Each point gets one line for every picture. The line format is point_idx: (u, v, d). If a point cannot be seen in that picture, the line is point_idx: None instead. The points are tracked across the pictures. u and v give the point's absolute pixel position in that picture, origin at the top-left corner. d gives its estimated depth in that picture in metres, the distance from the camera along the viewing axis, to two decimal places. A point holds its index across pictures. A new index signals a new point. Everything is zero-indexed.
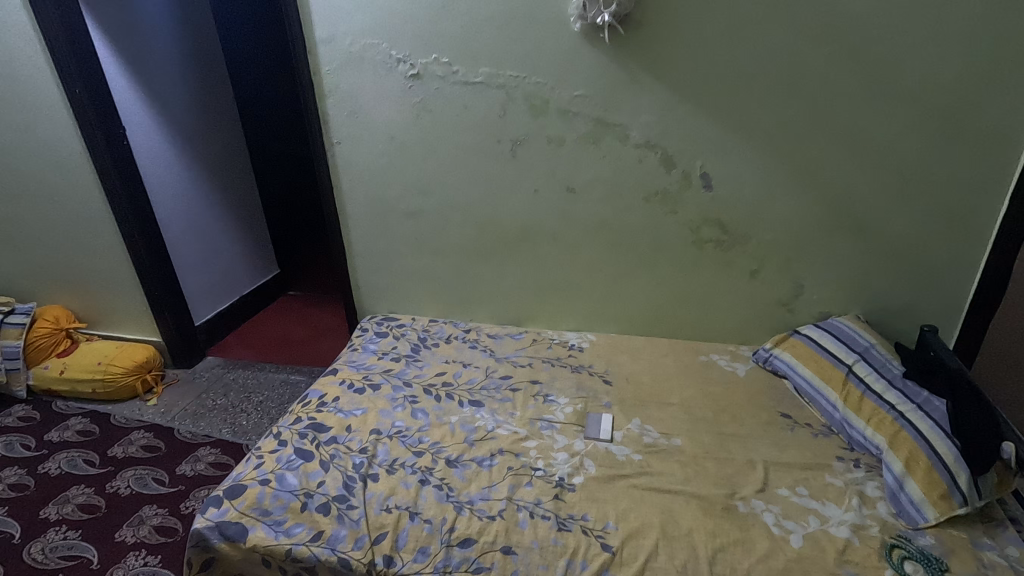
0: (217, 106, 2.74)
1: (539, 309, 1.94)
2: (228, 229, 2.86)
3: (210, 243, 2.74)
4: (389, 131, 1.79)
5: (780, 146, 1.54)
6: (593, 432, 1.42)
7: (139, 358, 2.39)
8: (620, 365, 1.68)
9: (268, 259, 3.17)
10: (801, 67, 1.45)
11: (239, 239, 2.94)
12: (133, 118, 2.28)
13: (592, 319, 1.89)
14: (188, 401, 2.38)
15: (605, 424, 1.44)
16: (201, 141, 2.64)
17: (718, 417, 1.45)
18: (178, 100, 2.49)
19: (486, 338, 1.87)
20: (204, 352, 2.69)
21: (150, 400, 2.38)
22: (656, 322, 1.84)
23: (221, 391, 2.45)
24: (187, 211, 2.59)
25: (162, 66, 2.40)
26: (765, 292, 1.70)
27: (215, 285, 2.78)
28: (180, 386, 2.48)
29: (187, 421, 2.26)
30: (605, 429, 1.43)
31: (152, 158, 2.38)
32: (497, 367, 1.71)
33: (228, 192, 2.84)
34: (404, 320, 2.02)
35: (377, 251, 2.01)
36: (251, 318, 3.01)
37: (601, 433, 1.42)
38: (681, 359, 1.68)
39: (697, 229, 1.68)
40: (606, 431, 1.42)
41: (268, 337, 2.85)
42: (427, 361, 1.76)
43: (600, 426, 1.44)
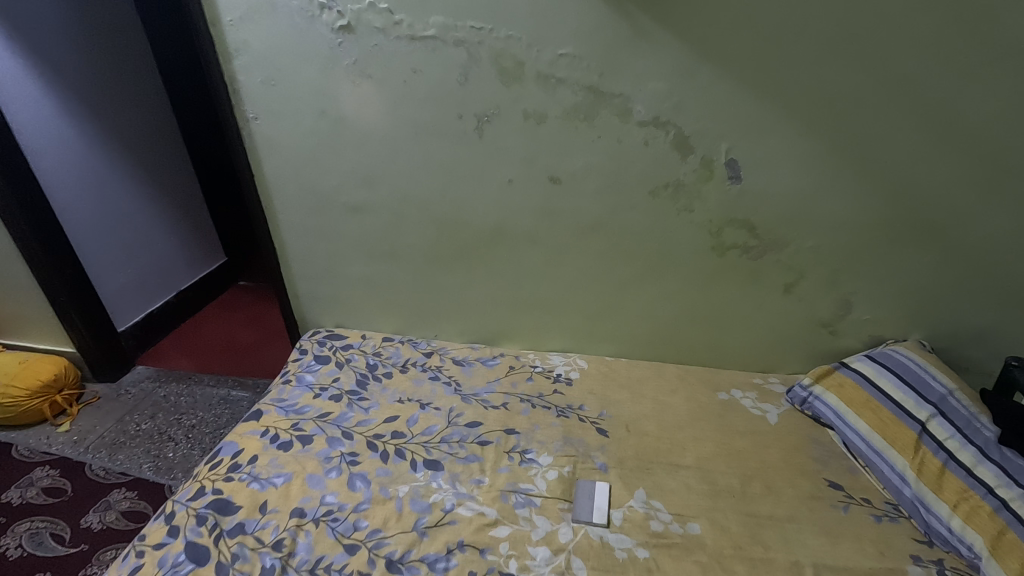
0: (134, 68, 2.26)
1: (518, 327, 1.57)
2: (155, 215, 2.44)
3: (132, 234, 2.32)
4: (317, 103, 1.37)
5: (835, 124, 1.14)
6: (583, 513, 1.08)
7: (45, 376, 2.01)
8: (618, 407, 1.32)
9: (212, 246, 2.76)
10: (872, 14, 1.04)
11: (172, 227, 2.52)
12: (12, 86, 1.81)
13: (582, 339, 1.53)
14: (108, 426, 2.02)
15: (599, 500, 1.10)
16: (110, 112, 2.18)
17: (746, 488, 1.11)
18: (78, 60, 2.02)
19: (452, 364, 1.51)
20: (132, 362, 2.31)
21: (60, 425, 2.01)
22: (662, 345, 1.47)
23: (148, 412, 2.08)
24: (97, 197, 2.16)
25: (51, 19, 1.91)
26: (802, 311, 1.34)
27: (142, 282, 2.38)
28: (99, 406, 2.11)
29: (103, 453, 1.90)
30: (599, 508, 1.09)
31: (42, 135, 1.93)
32: (462, 409, 1.36)
33: (154, 171, 2.40)
34: (352, 338, 1.65)
35: (316, 253, 1.61)
36: (192, 317, 2.62)
37: (594, 514, 1.08)
38: (695, 397, 1.33)
39: (719, 233, 1.29)
40: (600, 510, 1.08)
41: (210, 341, 2.46)
42: (375, 402, 1.40)
43: (592, 502, 1.10)
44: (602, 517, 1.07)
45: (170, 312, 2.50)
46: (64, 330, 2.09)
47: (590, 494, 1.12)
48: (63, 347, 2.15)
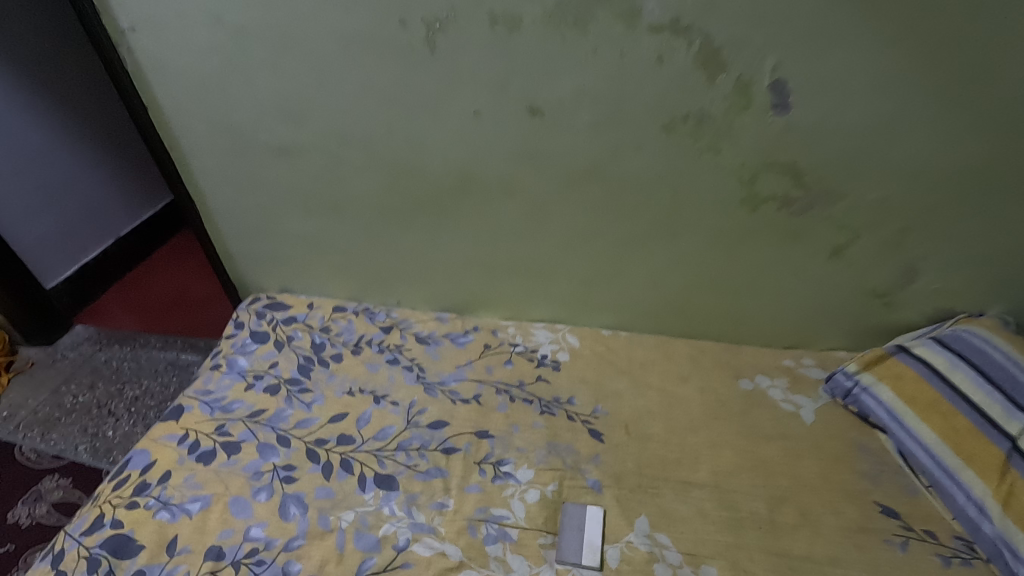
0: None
1: (495, 293, 1.28)
2: (79, 148, 2.06)
3: (47, 174, 1.97)
4: (208, 6, 1.00)
5: (933, 26, 0.79)
6: (571, 550, 0.87)
7: None
8: (617, 401, 1.07)
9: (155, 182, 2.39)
10: None
11: (100, 162, 2.16)
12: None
13: (574, 308, 1.25)
14: (42, 398, 1.78)
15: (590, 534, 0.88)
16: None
17: (777, 517, 0.88)
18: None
19: (415, 342, 1.24)
20: (69, 321, 2.04)
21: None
22: (672, 317, 1.20)
23: (87, 380, 1.84)
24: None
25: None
26: (851, 278, 1.05)
27: (70, 230, 2.06)
28: (32, 374, 1.86)
29: (34, 432, 1.67)
30: (591, 544, 0.87)
31: None
32: (425, 404, 1.11)
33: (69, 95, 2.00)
34: (296, 308, 1.36)
35: (242, 207, 1.29)
36: (138, 265, 2.32)
37: (584, 553, 0.86)
38: (712, 388, 1.08)
39: (752, 181, 0.98)
40: (591, 548, 0.86)
41: (158, 295, 2.18)
42: (319, 395, 1.15)
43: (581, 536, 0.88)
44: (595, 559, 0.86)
45: (111, 261, 2.20)
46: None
47: (579, 524, 0.90)
48: None
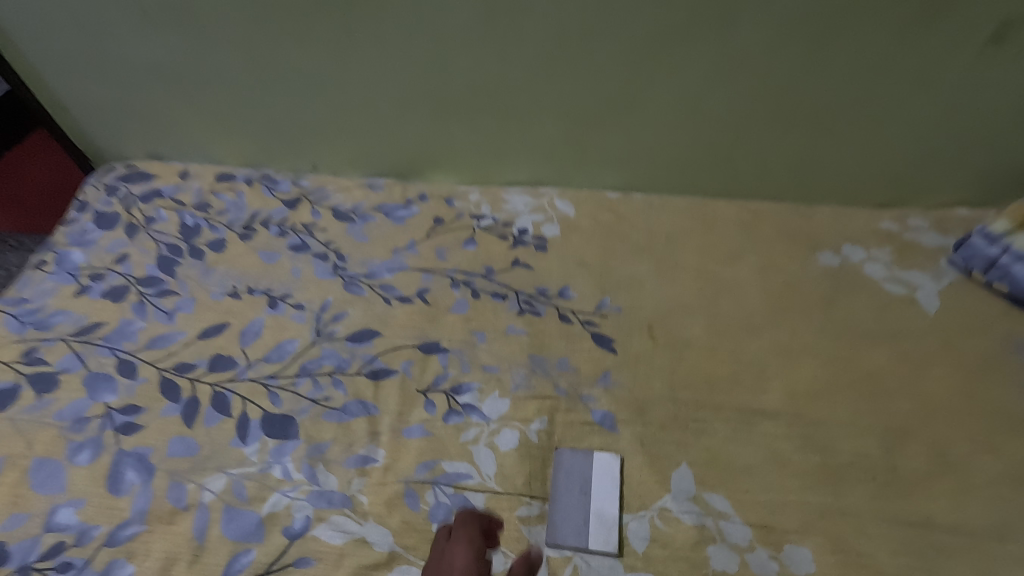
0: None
1: (448, 146, 0.86)
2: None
3: None
4: None
5: None
6: (571, 529, 0.54)
7: None
8: (633, 293, 0.70)
9: None
10: None
11: None
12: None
13: (564, 163, 0.84)
14: None
15: (601, 500, 0.55)
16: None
17: (902, 463, 0.54)
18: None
19: (331, 219, 0.84)
20: None
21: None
22: (712, 168, 0.80)
23: None
24: None
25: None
26: (1010, 83, 0.66)
27: None
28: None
29: None
30: (602, 517, 0.54)
31: None
32: (344, 307, 0.74)
33: None
34: (162, 179, 0.93)
35: (32, 14, 0.80)
36: None
37: (591, 533, 0.53)
38: (778, 267, 0.71)
39: None
40: (602, 524, 0.54)
41: None
42: (187, 300, 0.76)
43: (587, 503, 0.55)
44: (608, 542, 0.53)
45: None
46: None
47: (584, 484, 0.56)
48: None
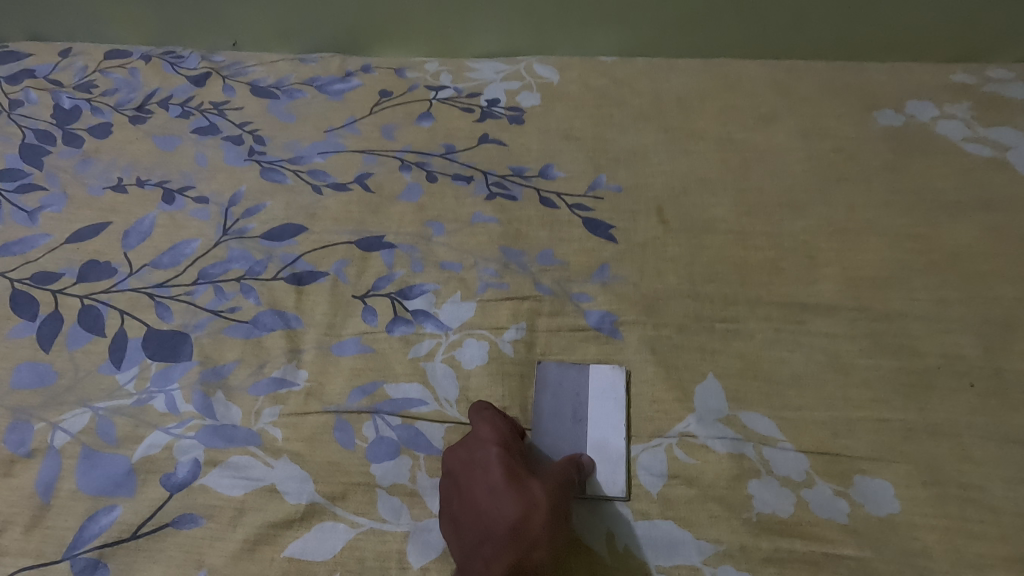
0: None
1: (393, 5, 0.67)
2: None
3: None
4: None
5: None
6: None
7: None
8: (637, 168, 0.54)
9: None
10: None
11: None
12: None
13: (543, 24, 0.66)
14: None
15: (601, 429, 0.40)
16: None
17: (1008, 365, 0.40)
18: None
19: (249, 98, 0.66)
20: None
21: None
22: (734, 17, 0.62)
23: None
24: None
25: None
26: None
27: None
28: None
29: None
30: (604, 450, 0.39)
31: None
32: (261, 199, 0.56)
33: None
34: (37, 57, 0.73)
35: None
36: None
37: (590, 472, 0.38)
38: (824, 130, 0.55)
39: None
40: (604, 459, 0.39)
41: None
42: (57, 195, 0.58)
43: (581, 435, 0.40)
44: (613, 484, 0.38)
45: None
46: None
47: (578, 409, 0.41)
48: None
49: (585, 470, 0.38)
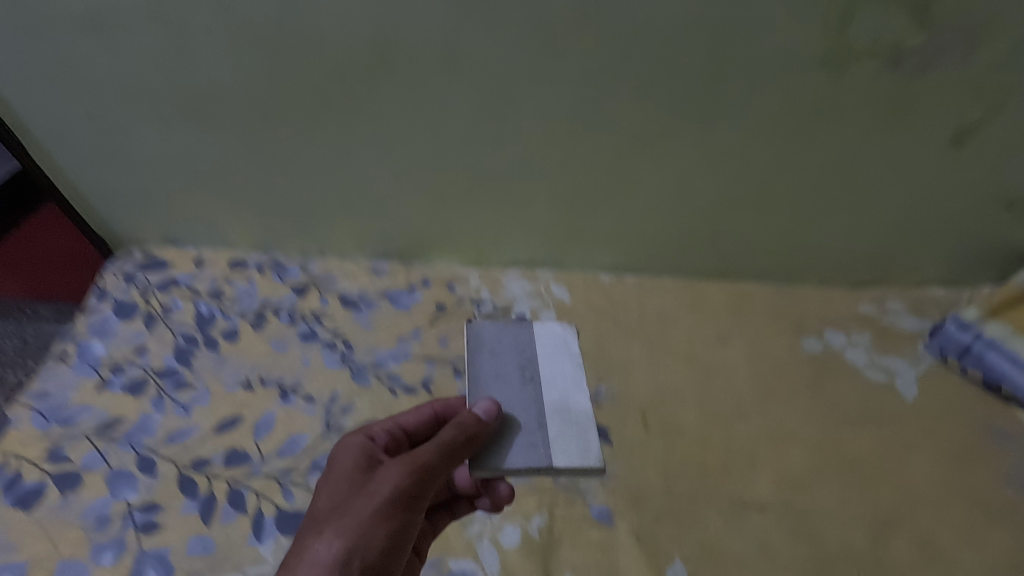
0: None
1: (449, 230, 0.89)
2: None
3: None
4: None
5: None
6: (527, 431, 0.50)
7: None
8: (627, 377, 0.74)
9: None
10: None
11: None
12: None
13: (556, 245, 0.88)
14: None
15: (562, 389, 0.53)
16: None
17: (886, 556, 0.57)
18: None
19: (339, 308, 0.88)
20: None
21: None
22: (699, 249, 0.84)
23: None
24: None
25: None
26: (975, 178, 0.70)
27: None
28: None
29: None
30: (570, 409, 0.52)
31: None
32: (353, 398, 0.77)
33: None
34: (177, 267, 0.98)
35: (55, 124, 0.85)
36: None
37: (561, 434, 0.49)
38: (764, 348, 0.75)
39: (847, 21, 0.59)
40: (571, 419, 0.51)
41: None
42: (203, 391, 0.80)
43: (545, 394, 0.52)
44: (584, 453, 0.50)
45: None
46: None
47: (531, 371, 0.54)
48: None
49: (504, 426, 0.50)
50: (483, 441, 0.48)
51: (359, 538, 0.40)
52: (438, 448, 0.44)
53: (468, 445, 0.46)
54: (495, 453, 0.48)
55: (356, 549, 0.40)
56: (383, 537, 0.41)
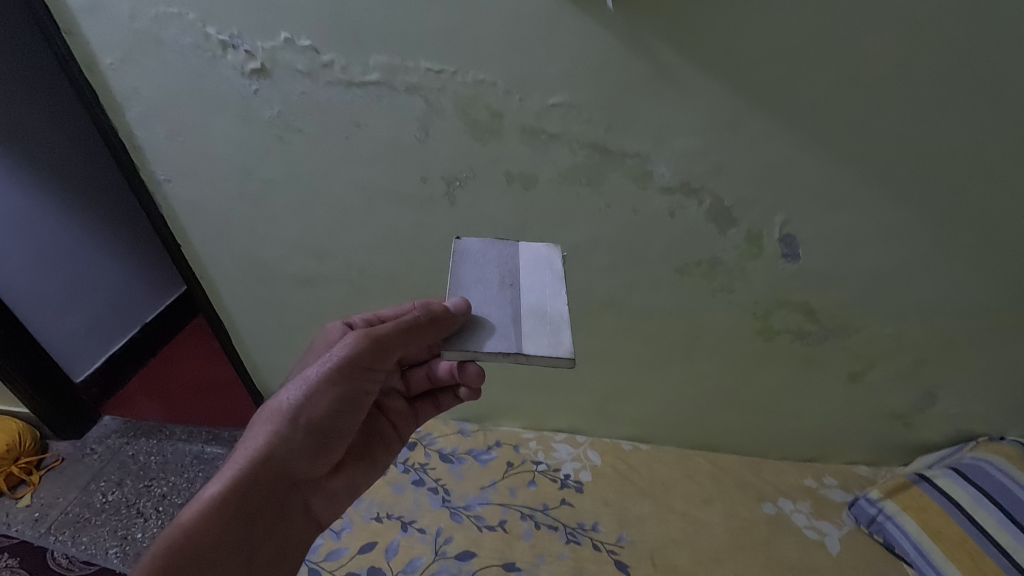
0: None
1: (519, 407, 1.30)
2: (93, 208, 1.65)
3: (70, 280, 1.60)
4: (238, 164, 1.04)
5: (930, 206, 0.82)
6: (500, 327, 0.61)
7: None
8: (641, 526, 1.10)
9: (167, 275, 1.96)
10: (998, 67, 0.70)
11: (122, 262, 1.77)
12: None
13: (591, 418, 1.27)
14: (67, 499, 1.42)
15: (539, 295, 0.66)
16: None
17: None
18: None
19: (438, 461, 1.26)
20: (97, 411, 1.64)
21: (19, 498, 1.41)
22: (691, 429, 1.23)
23: (115, 474, 1.48)
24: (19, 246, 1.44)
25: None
26: (868, 400, 1.08)
27: (96, 320, 1.68)
28: (61, 470, 1.49)
29: (60, 538, 1.33)
30: (545, 311, 0.63)
31: None
32: (451, 532, 1.11)
33: (87, 205, 1.63)
34: None
35: (268, 327, 1.33)
36: (160, 351, 1.91)
37: (534, 328, 0.61)
38: (736, 510, 1.11)
39: (767, 315, 1.00)
40: (545, 318, 0.62)
41: (181, 377, 1.81)
42: (347, 521, 1.13)
43: (524, 299, 0.65)
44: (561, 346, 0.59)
45: (152, 345, 1.88)
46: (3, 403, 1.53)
47: (512, 279, 0.68)
48: (14, 406, 1.52)
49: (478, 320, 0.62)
50: (453, 329, 0.62)
51: (315, 387, 0.66)
52: (398, 327, 0.67)
53: (432, 329, 0.62)
54: (461, 337, 0.60)
55: (312, 395, 0.66)
56: (331, 390, 0.67)
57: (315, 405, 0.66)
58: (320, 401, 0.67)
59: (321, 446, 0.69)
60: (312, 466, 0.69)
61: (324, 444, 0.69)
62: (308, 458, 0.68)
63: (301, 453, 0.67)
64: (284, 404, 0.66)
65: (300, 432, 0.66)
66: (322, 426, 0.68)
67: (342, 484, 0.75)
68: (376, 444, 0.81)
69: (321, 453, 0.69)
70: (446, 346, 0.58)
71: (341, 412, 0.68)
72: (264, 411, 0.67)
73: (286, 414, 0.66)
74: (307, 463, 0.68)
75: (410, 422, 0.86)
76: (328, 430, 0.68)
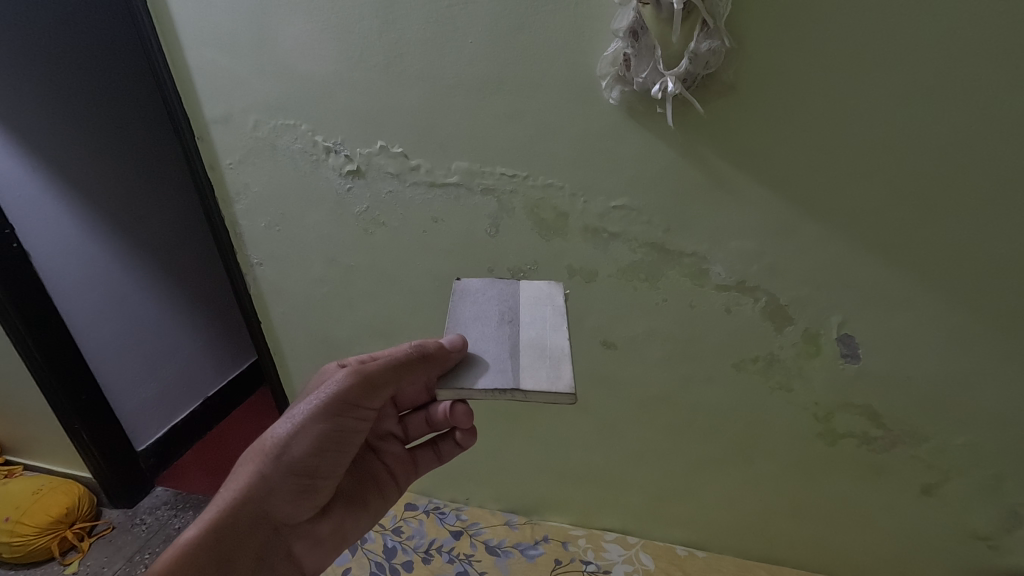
0: (135, 79, 1.60)
1: (569, 502, 1.28)
2: (179, 286, 1.80)
3: (157, 352, 1.73)
4: (323, 250, 1.15)
5: (996, 314, 0.82)
6: (496, 365, 0.65)
7: (58, 509, 1.46)
8: None
9: (240, 347, 2.09)
10: None
11: (201, 335, 1.91)
12: (34, 219, 1.34)
13: (644, 519, 1.23)
14: (114, 568, 1.43)
15: (538, 329, 0.70)
16: (123, 163, 1.58)
17: None
18: (67, 104, 1.40)
19: (484, 552, 1.23)
20: (152, 479, 1.70)
21: (69, 564, 1.45)
22: (751, 537, 1.18)
23: (161, 544, 1.50)
24: (120, 318, 1.60)
25: (18, 39, 1.28)
26: (945, 517, 1.02)
27: (170, 391, 1.79)
28: (109, 539, 1.52)
29: None
30: (544, 345, 0.68)
31: (63, 257, 1.41)
32: None
33: (182, 282, 1.81)
34: None
35: None
36: (219, 425, 1.98)
37: (532, 362, 0.65)
38: None
39: (828, 418, 0.99)
40: (544, 351, 0.66)
41: (234, 451, 1.86)
42: None
43: (523, 333, 0.70)
44: (560, 380, 0.62)
45: (212, 419, 1.96)
46: (72, 466, 1.61)
47: (510, 316, 0.73)
48: (78, 470, 1.60)
49: (473, 362, 0.66)
50: (449, 364, 0.67)
51: (301, 425, 0.72)
52: (388, 363, 0.72)
53: (429, 365, 0.68)
54: (454, 375, 0.65)
55: (296, 432, 0.72)
56: (315, 428, 0.72)
57: (298, 444, 0.72)
58: (303, 439, 0.72)
59: (302, 487, 0.73)
60: (293, 507, 0.74)
61: (305, 484, 0.73)
62: (288, 499, 0.73)
63: (281, 493, 0.72)
64: (270, 442, 0.73)
65: (281, 471, 0.72)
66: (303, 466, 0.72)
67: (327, 529, 0.78)
68: (370, 489, 0.85)
69: (302, 495, 0.74)
70: (441, 385, 0.64)
71: (324, 451, 0.73)
72: (252, 452, 0.74)
73: (272, 453, 0.72)
74: (287, 504, 0.73)
75: (407, 468, 0.89)
76: (309, 471, 0.73)
